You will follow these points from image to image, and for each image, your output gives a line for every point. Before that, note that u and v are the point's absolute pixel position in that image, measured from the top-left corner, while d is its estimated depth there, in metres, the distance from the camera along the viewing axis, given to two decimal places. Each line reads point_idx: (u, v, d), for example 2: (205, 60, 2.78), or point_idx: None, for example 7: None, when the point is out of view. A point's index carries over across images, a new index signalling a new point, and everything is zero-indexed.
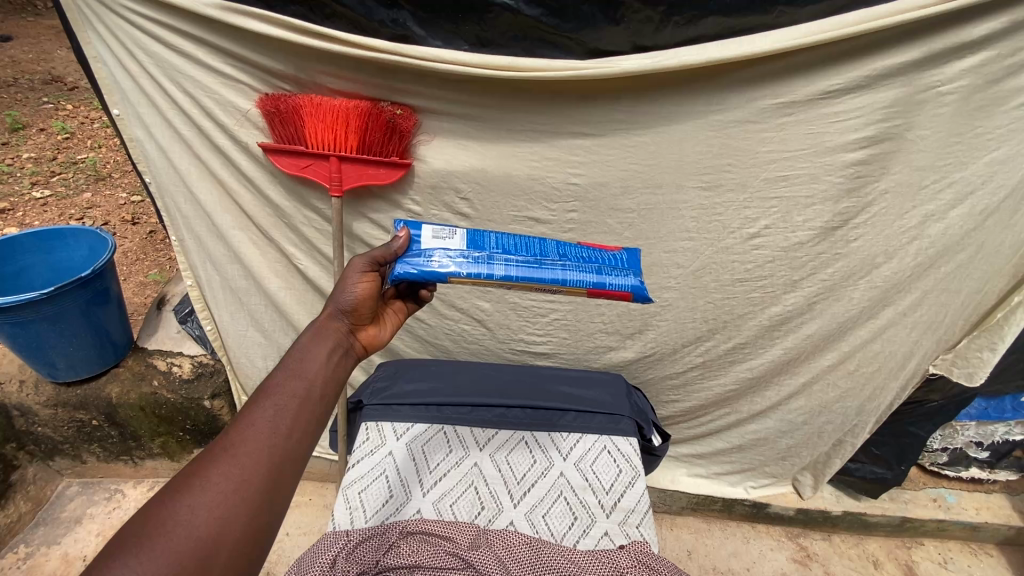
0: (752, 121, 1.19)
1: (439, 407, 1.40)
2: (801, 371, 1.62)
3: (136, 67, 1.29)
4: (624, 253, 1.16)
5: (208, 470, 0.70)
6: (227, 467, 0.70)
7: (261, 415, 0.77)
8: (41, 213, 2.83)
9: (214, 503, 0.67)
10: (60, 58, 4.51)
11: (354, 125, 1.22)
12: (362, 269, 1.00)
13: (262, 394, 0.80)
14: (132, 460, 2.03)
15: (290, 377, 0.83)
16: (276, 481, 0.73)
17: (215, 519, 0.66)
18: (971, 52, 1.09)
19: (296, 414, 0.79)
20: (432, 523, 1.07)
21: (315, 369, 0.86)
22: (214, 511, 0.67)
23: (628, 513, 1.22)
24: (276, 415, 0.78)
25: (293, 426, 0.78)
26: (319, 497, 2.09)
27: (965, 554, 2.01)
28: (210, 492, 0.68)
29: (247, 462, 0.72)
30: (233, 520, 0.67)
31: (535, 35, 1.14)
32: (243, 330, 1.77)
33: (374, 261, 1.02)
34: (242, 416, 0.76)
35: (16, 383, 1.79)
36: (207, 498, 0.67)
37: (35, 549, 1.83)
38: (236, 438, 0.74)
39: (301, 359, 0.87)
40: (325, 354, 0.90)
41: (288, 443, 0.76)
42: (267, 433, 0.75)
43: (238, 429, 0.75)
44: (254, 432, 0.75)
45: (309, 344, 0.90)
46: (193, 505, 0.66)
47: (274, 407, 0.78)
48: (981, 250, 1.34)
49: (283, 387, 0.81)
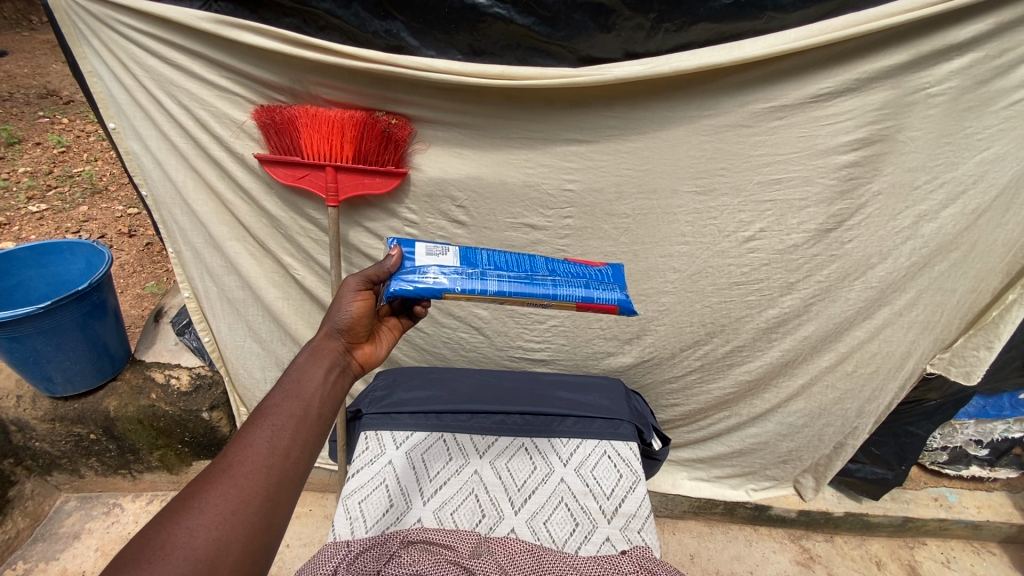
0: (744, 125, 1.20)
1: (438, 415, 1.40)
2: (799, 373, 1.63)
3: (131, 81, 1.30)
4: (608, 267, 1.17)
5: (206, 491, 0.69)
6: (226, 487, 0.70)
7: (259, 435, 0.77)
8: (38, 227, 2.84)
9: (212, 524, 0.67)
10: (56, 73, 4.52)
11: (349, 135, 1.23)
12: (357, 287, 0.99)
13: (260, 414, 0.80)
14: (130, 474, 2.02)
15: (288, 397, 0.83)
16: (274, 502, 0.73)
17: (213, 540, 0.66)
18: (958, 54, 1.10)
19: (294, 434, 0.79)
20: (432, 533, 1.08)
21: (312, 389, 0.86)
22: (212, 533, 0.66)
23: (630, 519, 1.22)
24: (275, 435, 0.78)
25: (291, 445, 0.78)
26: (319, 507, 2.08)
27: (967, 553, 2.01)
28: (209, 513, 0.67)
29: (246, 482, 0.72)
30: (232, 542, 0.67)
31: (528, 44, 1.16)
32: (241, 341, 1.77)
33: (369, 279, 1.01)
34: (241, 436, 0.76)
35: (13, 398, 1.78)
36: (205, 519, 0.67)
37: (33, 565, 1.81)
38: (234, 458, 0.74)
39: (299, 379, 0.87)
40: (322, 373, 0.90)
41: (286, 463, 0.76)
42: (266, 453, 0.75)
43: (236, 449, 0.75)
44: (252, 452, 0.75)
45: (307, 363, 0.90)
46: (192, 526, 0.66)
47: (272, 427, 0.78)
48: (974, 249, 1.35)
49: (281, 407, 0.81)
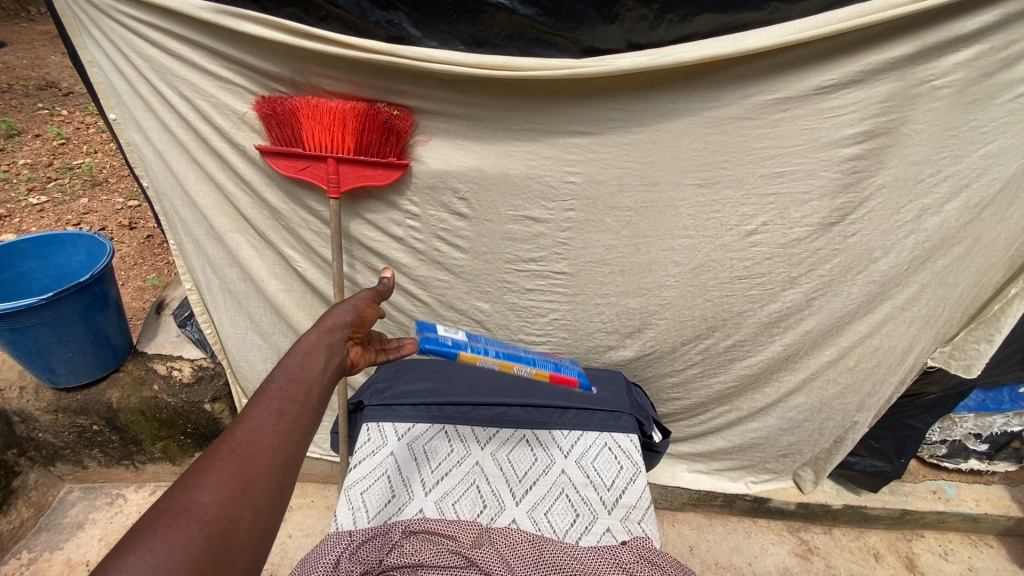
0: (747, 118, 1.20)
1: (440, 407, 1.41)
2: (800, 366, 1.63)
3: (132, 71, 1.29)
4: None
5: (215, 468, 0.68)
6: (235, 465, 0.69)
7: (265, 416, 0.76)
8: (38, 219, 2.83)
9: (222, 501, 0.65)
10: (54, 64, 4.50)
11: (351, 126, 1.23)
12: (363, 299, 1.12)
13: (264, 397, 0.79)
14: (133, 465, 2.03)
15: (291, 381, 0.83)
16: (280, 483, 0.72)
17: (223, 517, 0.64)
18: (964, 46, 1.10)
19: (296, 418, 0.79)
20: (434, 522, 1.09)
21: (314, 375, 0.87)
22: (223, 510, 0.65)
23: (630, 510, 1.22)
24: (279, 418, 0.77)
25: (295, 428, 0.78)
26: (320, 499, 2.09)
27: (965, 545, 2.02)
28: (220, 489, 0.66)
29: (253, 461, 0.71)
30: (240, 520, 0.66)
31: (531, 34, 1.15)
32: (242, 334, 1.77)
33: (372, 300, 1.14)
34: (246, 417, 0.75)
35: (16, 389, 1.79)
36: (216, 496, 0.65)
37: (38, 554, 1.83)
38: (241, 437, 0.73)
39: (301, 365, 0.87)
40: (325, 360, 0.91)
41: (290, 446, 0.76)
42: (271, 435, 0.75)
43: (241, 430, 0.73)
44: (258, 433, 0.74)
45: (310, 349, 0.91)
46: (203, 501, 0.64)
47: (276, 410, 0.78)
48: (977, 243, 1.35)
49: (285, 391, 0.81)
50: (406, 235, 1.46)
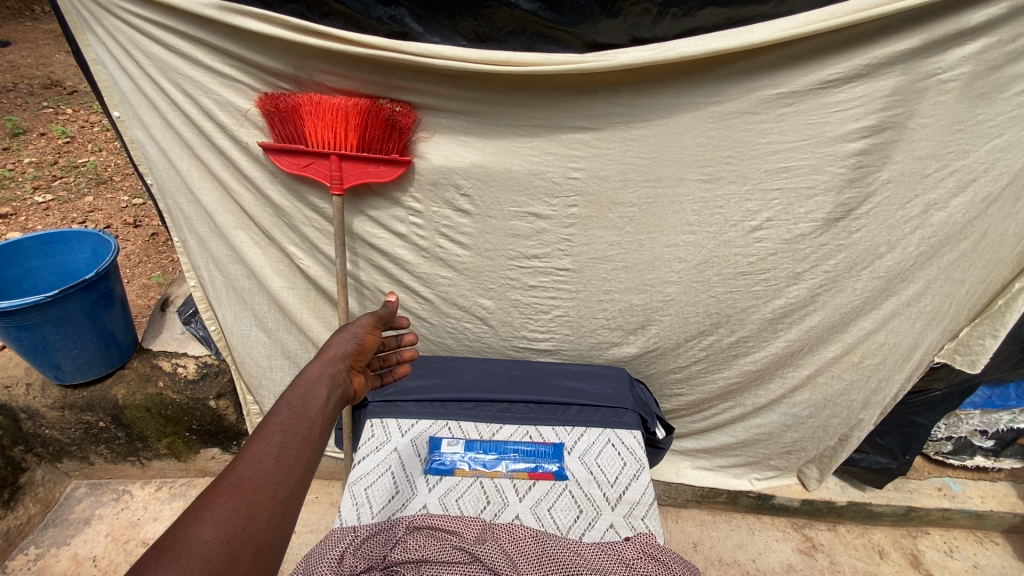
0: (752, 113, 1.19)
1: (443, 403, 1.43)
2: (804, 363, 1.62)
3: (136, 69, 1.30)
4: None
5: (218, 503, 0.66)
6: (236, 501, 0.67)
7: (267, 450, 0.75)
8: (44, 217, 2.85)
9: (223, 538, 0.63)
10: (59, 63, 4.52)
11: (353, 123, 1.24)
12: (367, 325, 1.13)
13: (266, 430, 0.78)
14: (139, 461, 2.04)
15: (293, 414, 0.82)
16: (281, 518, 0.70)
17: (225, 555, 0.62)
18: (971, 39, 1.08)
19: (299, 450, 0.77)
20: (437, 518, 1.09)
21: (316, 408, 0.86)
22: (224, 548, 0.63)
23: (634, 505, 1.20)
24: (280, 452, 0.76)
25: (297, 461, 0.76)
26: (325, 494, 2.11)
27: (971, 542, 2.01)
28: (221, 525, 0.64)
29: (255, 497, 0.69)
30: (240, 558, 0.63)
31: (534, 30, 1.15)
32: (246, 331, 1.77)
33: (375, 323, 1.16)
34: (248, 451, 0.74)
35: (22, 386, 1.81)
36: (218, 532, 0.63)
37: (45, 550, 1.85)
38: (243, 473, 0.71)
39: (304, 398, 0.86)
40: (327, 392, 0.91)
41: (291, 480, 0.74)
42: (273, 468, 0.73)
43: (244, 464, 0.72)
44: (260, 468, 0.72)
45: (314, 382, 0.91)
46: (204, 538, 0.62)
47: (278, 443, 0.76)
48: (984, 237, 1.34)
49: (288, 424, 0.80)
50: (408, 232, 1.46)
